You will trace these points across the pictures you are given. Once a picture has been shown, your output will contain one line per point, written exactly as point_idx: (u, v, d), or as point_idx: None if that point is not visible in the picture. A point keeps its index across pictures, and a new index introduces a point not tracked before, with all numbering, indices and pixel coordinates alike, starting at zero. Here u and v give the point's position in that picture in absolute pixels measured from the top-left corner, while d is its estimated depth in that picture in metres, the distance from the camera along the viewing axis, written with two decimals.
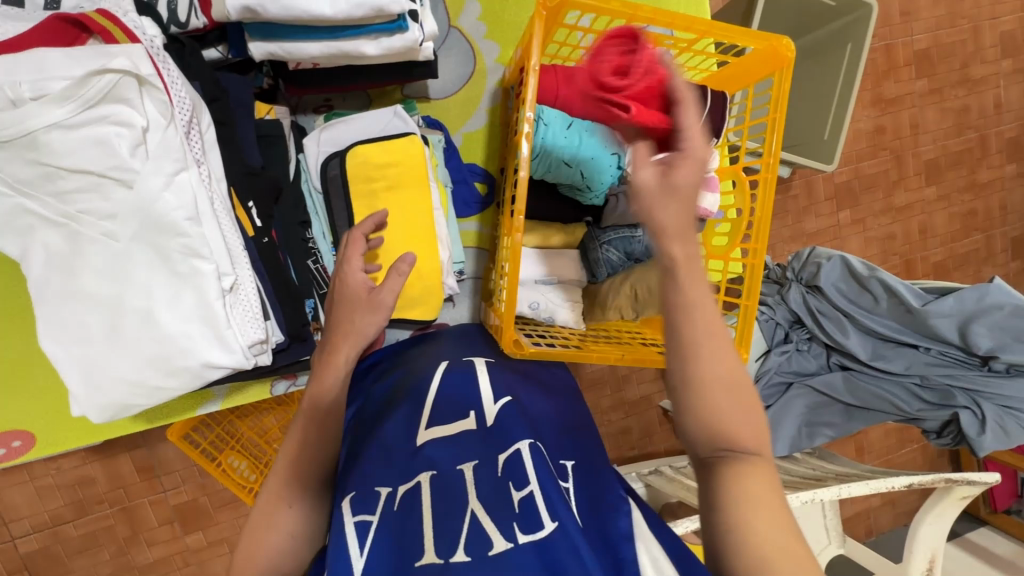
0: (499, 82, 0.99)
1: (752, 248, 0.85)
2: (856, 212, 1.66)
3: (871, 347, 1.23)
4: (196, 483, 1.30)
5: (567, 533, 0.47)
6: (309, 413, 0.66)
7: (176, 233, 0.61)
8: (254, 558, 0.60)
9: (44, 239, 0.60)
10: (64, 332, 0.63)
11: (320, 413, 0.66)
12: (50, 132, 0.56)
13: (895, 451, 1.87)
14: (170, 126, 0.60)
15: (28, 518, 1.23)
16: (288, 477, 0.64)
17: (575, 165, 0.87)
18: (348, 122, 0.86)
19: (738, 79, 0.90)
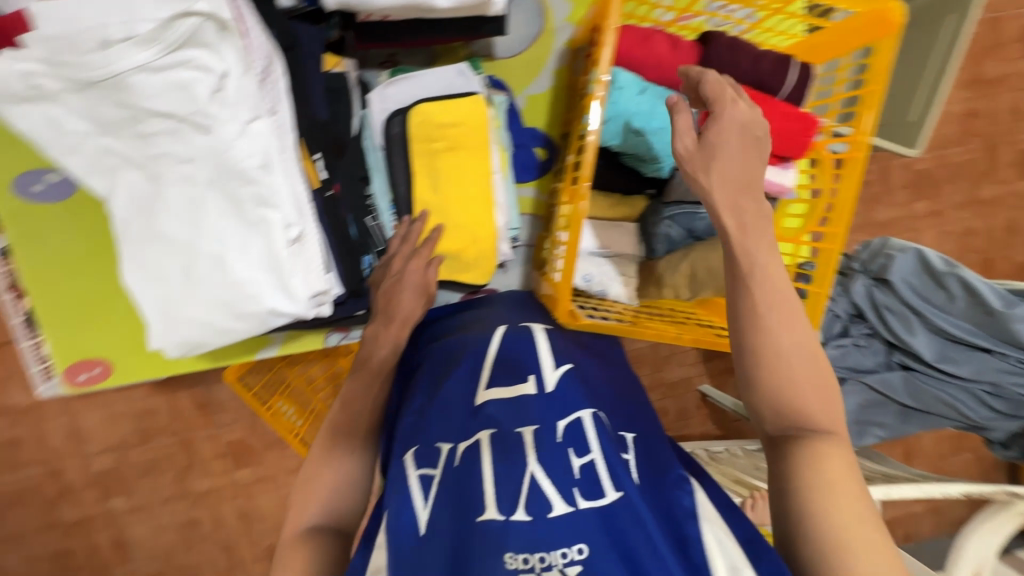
0: (568, 43, 0.96)
1: (830, 233, 0.80)
2: (936, 203, 1.53)
3: (939, 348, 1.13)
4: (247, 423, 1.38)
5: (632, 504, 0.50)
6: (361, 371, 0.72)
7: (248, 181, 0.62)
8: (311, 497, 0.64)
9: (127, 179, 0.63)
10: (145, 270, 0.66)
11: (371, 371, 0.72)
12: (136, 74, 0.58)
13: (947, 458, 1.78)
14: (247, 74, 0.61)
15: (101, 440, 1.34)
16: (343, 426, 0.69)
17: (644, 134, 0.83)
18: (412, 80, 0.85)
19: (831, 48, 0.82)
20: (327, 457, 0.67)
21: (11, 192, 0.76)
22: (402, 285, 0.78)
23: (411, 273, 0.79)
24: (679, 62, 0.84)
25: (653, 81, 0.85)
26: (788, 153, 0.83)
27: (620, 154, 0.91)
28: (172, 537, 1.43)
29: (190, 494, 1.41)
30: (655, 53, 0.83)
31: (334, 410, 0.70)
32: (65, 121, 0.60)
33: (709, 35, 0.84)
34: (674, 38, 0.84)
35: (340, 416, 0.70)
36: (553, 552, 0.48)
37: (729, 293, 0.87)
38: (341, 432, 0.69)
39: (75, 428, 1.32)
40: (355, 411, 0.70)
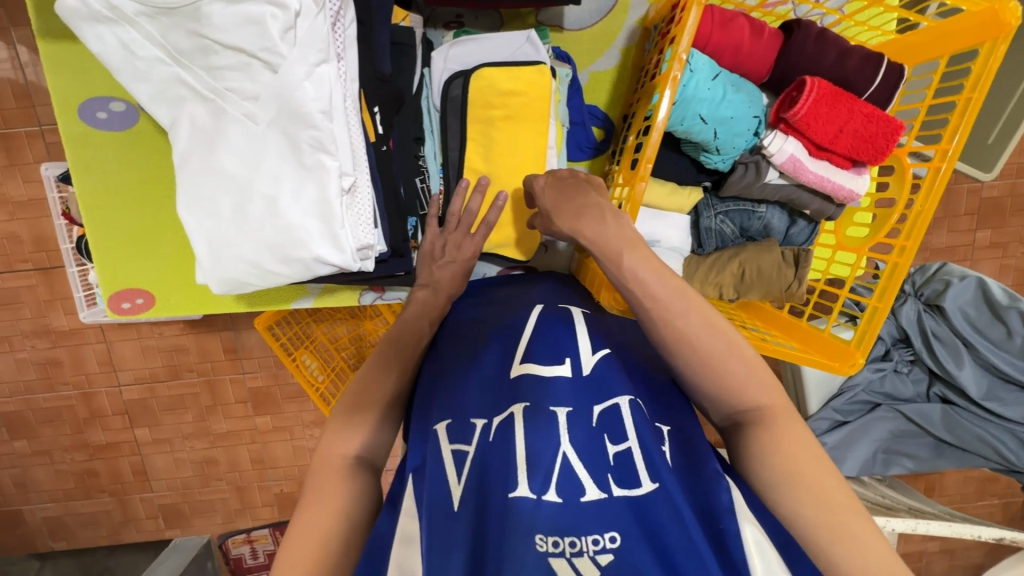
0: (641, 20, 0.92)
1: (900, 245, 0.76)
2: (1000, 234, 1.44)
3: (986, 385, 1.08)
4: (271, 372, 1.41)
5: (669, 495, 0.49)
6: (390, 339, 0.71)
7: (309, 124, 0.62)
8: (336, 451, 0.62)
9: (192, 111, 0.64)
10: (199, 205, 0.66)
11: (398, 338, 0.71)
12: (213, 3, 0.57)
13: (971, 501, 1.70)
14: (320, 15, 0.60)
15: (133, 370, 1.39)
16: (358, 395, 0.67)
17: (711, 122, 0.79)
18: (478, 42, 0.82)
19: (929, 49, 0.76)
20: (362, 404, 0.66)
21: (78, 117, 0.78)
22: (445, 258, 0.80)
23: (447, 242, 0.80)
24: (758, 49, 0.79)
25: (727, 67, 0.81)
26: (867, 158, 0.79)
27: (681, 141, 0.86)
28: (189, 472, 1.49)
29: (210, 433, 1.46)
30: (733, 39, 0.79)
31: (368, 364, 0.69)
32: (139, 46, 0.61)
33: (795, 23, 0.79)
34: (757, 24, 0.80)
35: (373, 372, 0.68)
36: (585, 538, 0.47)
37: (773, 297, 0.87)
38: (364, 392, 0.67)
39: (109, 355, 1.37)
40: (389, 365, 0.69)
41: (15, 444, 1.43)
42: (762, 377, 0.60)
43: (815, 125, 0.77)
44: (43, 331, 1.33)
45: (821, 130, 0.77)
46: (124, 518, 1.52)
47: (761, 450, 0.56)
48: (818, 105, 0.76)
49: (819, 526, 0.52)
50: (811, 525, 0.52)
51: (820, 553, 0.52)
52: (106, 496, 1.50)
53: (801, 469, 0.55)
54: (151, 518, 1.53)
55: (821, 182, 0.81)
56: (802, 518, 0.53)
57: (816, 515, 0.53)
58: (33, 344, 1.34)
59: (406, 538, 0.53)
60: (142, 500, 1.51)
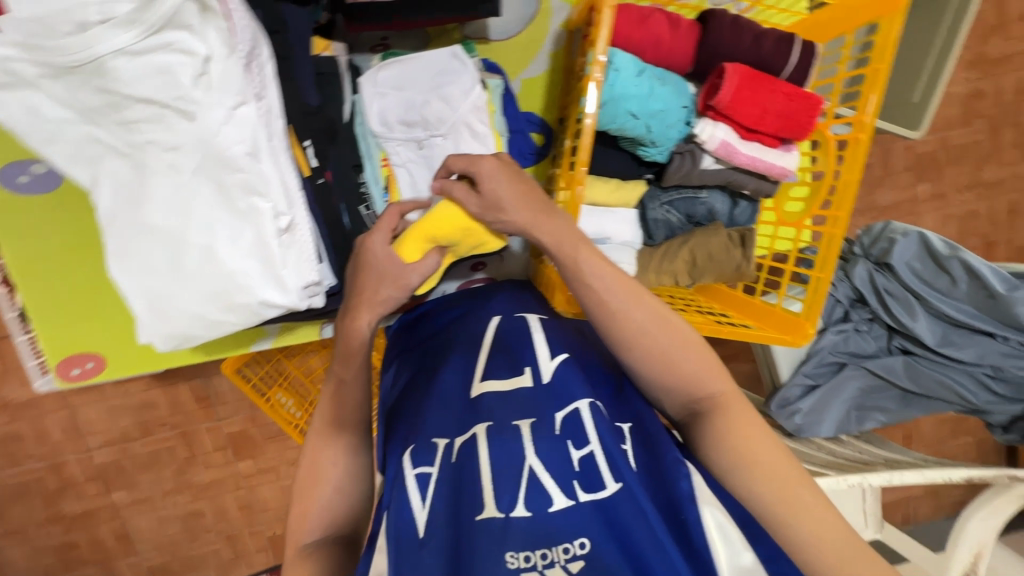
0: (565, 24, 0.93)
1: (832, 216, 0.78)
2: (938, 186, 1.51)
3: (940, 332, 1.13)
4: (247, 415, 1.38)
5: (632, 494, 0.50)
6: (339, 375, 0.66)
7: (235, 168, 0.61)
8: (308, 513, 0.62)
9: (112, 168, 0.62)
10: (132, 262, 0.63)
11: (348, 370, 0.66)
12: (118, 58, 0.55)
13: (947, 441, 1.78)
14: (232, 57, 0.58)
15: (102, 433, 1.34)
16: (322, 436, 0.65)
17: (642, 117, 0.81)
18: (405, 63, 0.84)
19: (836, 25, 0.80)
20: (318, 457, 0.64)
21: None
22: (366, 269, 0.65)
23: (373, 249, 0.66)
24: (678, 42, 0.81)
25: (652, 62, 0.83)
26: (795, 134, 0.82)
27: (617, 138, 0.87)
28: (175, 529, 1.44)
29: (192, 486, 1.41)
30: (653, 33, 0.80)
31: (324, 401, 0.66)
32: (45, 108, 0.58)
33: (709, 13, 0.81)
34: (673, 17, 0.82)
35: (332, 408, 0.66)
36: (556, 547, 0.48)
37: (726, 277, 0.89)
38: (328, 438, 0.65)
39: (74, 421, 1.32)
40: (335, 415, 0.65)
41: None
42: (712, 363, 0.61)
43: (740, 108, 0.79)
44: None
45: (747, 112, 0.80)
46: None
47: (723, 433, 0.58)
48: (743, 89, 0.78)
49: (777, 497, 0.54)
50: (768, 502, 0.54)
51: (782, 524, 0.53)
52: (91, 566, 1.43)
53: (751, 448, 0.56)
54: None
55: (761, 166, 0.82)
56: (757, 494, 0.55)
57: (771, 488, 0.54)
58: None
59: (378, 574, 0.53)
60: (129, 565, 1.45)
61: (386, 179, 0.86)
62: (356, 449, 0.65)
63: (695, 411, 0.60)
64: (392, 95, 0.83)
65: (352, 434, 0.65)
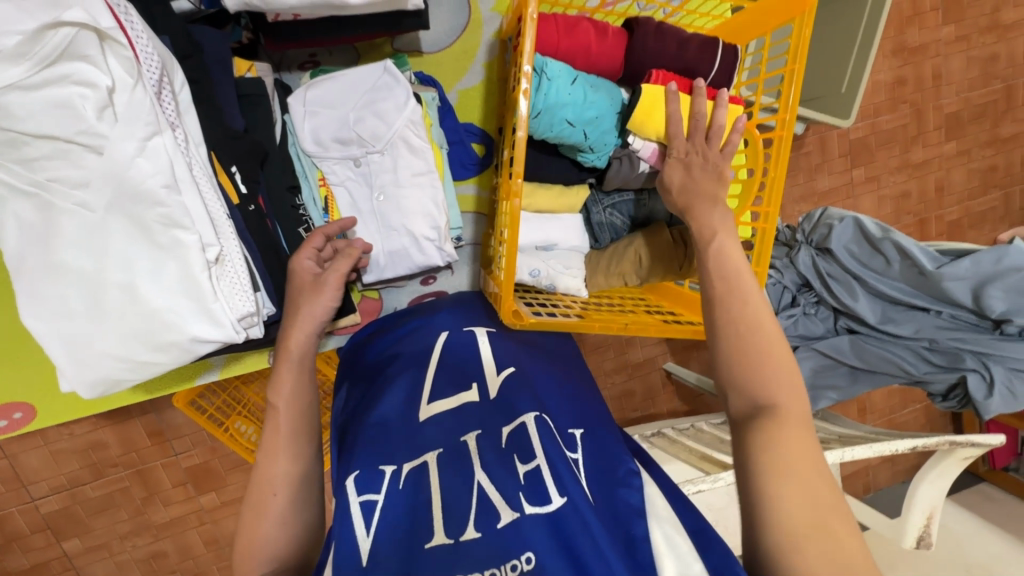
0: (497, 33, 0.93)
1: (764, 212, 0.81)
2: (871, 169, 1.59)
3: (880, 311, 1.19)
4: (207, 447, 1.32)
5: (576, 507, 0.48)
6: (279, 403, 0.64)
7: (154, 202, 0.58)
8: (252, 552, 0.58)
9: (15, 210, 0.57)
10: (45, 307, 0.60)
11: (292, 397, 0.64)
12: (8, 93, 0.51)
13: (898, 410, 1.87)
14: (138, 86, 0.55)
15: (47, 480, 1.25)
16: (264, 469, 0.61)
17: (578, 124, 0.81)
18: (335, 80, 0.81)
19: (755, 26, 0.83)
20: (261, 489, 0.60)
21: None
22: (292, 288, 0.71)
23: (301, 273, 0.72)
24: (606, 48, 0.82)
25: (583, 69, 0.84)
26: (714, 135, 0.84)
27: (558, 146, 0.88)
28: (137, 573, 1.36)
29: (151, 526, 1.34)
30: (581, 42, 0.81)
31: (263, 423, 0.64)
32: None
33: (635, 21, 0.83)
34: (601, 24, 0.83)
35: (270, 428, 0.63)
36: (502, 567, 0.45)
37: (672, 276, 0.91)
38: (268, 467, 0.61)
39: (15, 471, 1.23)
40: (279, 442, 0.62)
41: None
42: None
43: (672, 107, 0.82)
44: None
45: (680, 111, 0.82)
46: None
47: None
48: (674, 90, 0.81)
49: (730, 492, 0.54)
50: None
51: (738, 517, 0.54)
52: None
53: None
54: None
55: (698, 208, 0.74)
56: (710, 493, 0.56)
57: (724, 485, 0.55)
58: None
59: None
60: None
61: (326, 199, 0.84)
62: (301, 477, 0.62)
63: None
64: (325, 114, 0.81)
65: (298, 460, 0.62)
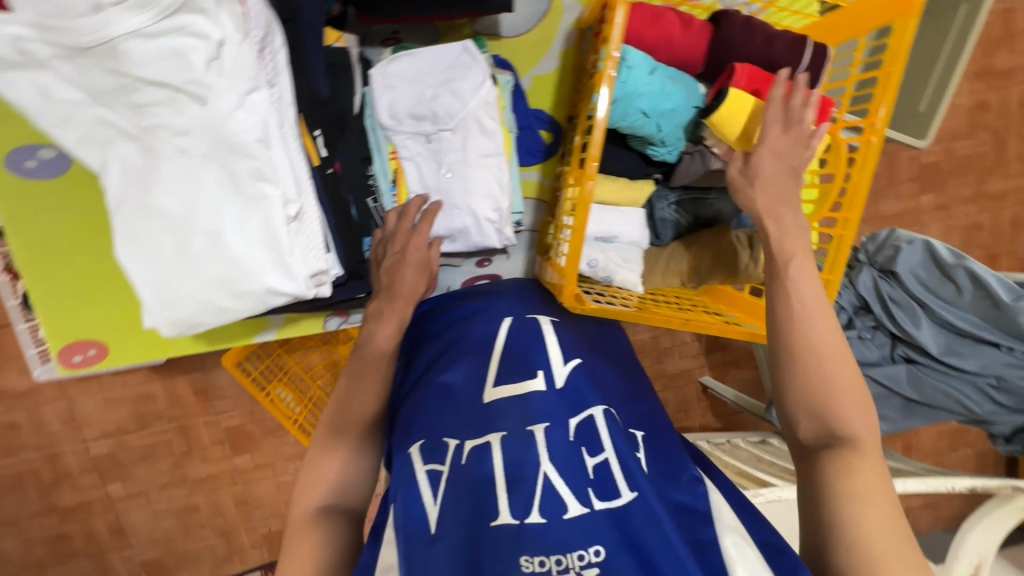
0: (576, 23, 0.93)
1: (842, 218, 0.78)
2: (942, 197, 1.51)
3: (944, 342, 1.12)
4: (246, 410, 1.37)
5: (646, 502, 0.49)
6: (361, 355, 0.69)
7: (246, 154, 0.60)
8: (317, 481, 0.62)
9: (121, 153, 0.61)
10: (139, 247, 0.63)
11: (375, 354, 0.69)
12: (131, 40, 0.55)
13: (946, 453, 1.77)
14: (245, 42, 0.59)
15: (99, 425, 1.33)
16: (345, 410, 0.65)
17: (653, 115, 0.81)
18: (417, 56, 0.83)
19: (848, 28, 0.80)
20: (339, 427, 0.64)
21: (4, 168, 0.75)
22: (405, 262, 0.76)
23: (416, 248, 0.77)
24: (689, 41, 0.81)
25: (663, 60, 0.83)
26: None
27: (627, 137, 0.88)
28: (170, 523, 1.43)
29: (188, 480, 1.40)
30: (664, 33, 0.80)
31: (334, 391, 0.67)
32: (57, 90, 0.58)
33: (721, 14, 0.81)
34: (685, 17, 0.82)
35: (343, 398, 0.66)
36: (570, 554, 0.47)
37: (733, 279, 0.88)
38: (351, 408, 0.66)
39: (72, 412, 1.31)
40: (360, 391, 0.66)
41: None
42: None
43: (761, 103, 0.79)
44: None
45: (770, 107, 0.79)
46: None
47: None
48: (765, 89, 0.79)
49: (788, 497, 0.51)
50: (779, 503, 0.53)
51: None
52: (83, 559, 1.42)
53: None
54: None
55: (775, 206, 0.69)
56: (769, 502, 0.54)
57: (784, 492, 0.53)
58: None
59: (385, 568, 0.52)
60: (123, 559, 1.44)
61: (395, 173, 0.85)
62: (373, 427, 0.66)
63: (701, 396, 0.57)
64: (401, 88, 0.82)
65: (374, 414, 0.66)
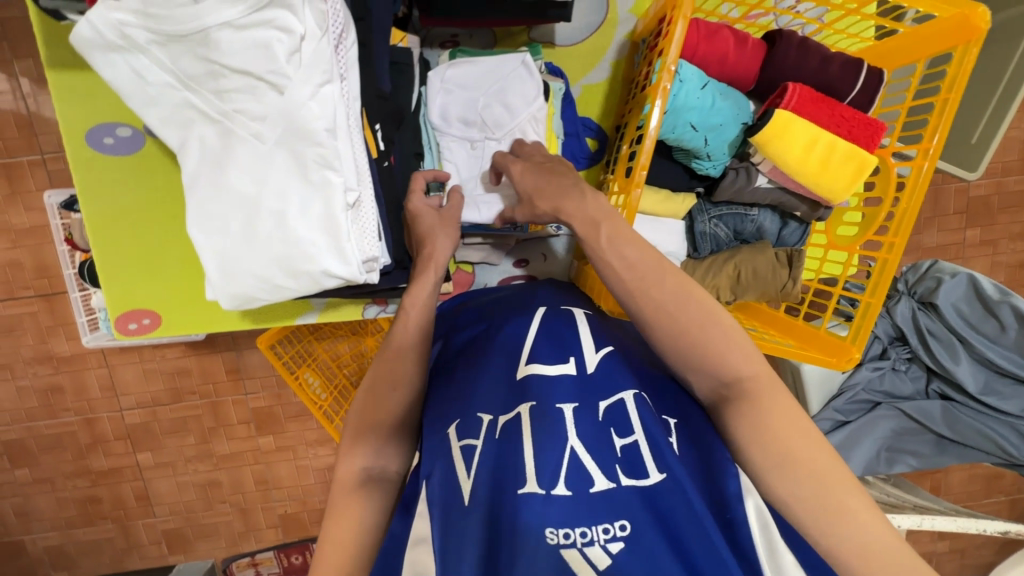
0: (629, 35, 0.95)
1: (889, 242, 0.78)
2: (988, 232, 1.47)
3: (983, 380, 1.09)
4: (273, 392, 1.42)
5: (678, 486, 0.51)
6: (395, 341, 0.69)
7: (314, 142, 0.64)
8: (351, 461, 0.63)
9: (201, 134, 0.66)
10: (209, 223, 0.68)
11: (408, 336, 0.69)
12: (222, 31, 0.59)
13: (977, 498, 1.70)
14: (324, 38, 0.62)
15: (135, 394, 1.39)
16: (371, 398, 0.66)
17: (701, 129, 0.82)
18: (474, 63, 0.86)
19: (906, 53, 0.80)
20: (369, 416, 0.65)
21: (86, 143, 0.83)
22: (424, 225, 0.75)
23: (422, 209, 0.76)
24: (743, 59, 0.82)
25: (715, 77, 0.85)
26: (823, 188, 0.82)
27: (673, 149, 0.89)
28: (193, 496, 1.48)
29: (213, 455, 1.45)
30: (719, 49, 0.82)
31: (364, 382, 0.67)
32: (149, 72, 0.63)
33: (777, 34, 0.82)
34: (741, 34, 0.83)
35: (375, 385, 0.67)
36: (595, 527, 0.50)
37: (768, 296, 0.90)
38: (378, 391, 0.66)
39: (111, 380, 1.37)
40: (389, 372, 0.67)
41: (17, 473, 1.43)
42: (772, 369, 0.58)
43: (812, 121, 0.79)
44: (45, 357, 1.34)
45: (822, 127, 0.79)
46: (126, 545, 1.51)
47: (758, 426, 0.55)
48: (817, 108, 0.78)
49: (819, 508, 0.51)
50: None
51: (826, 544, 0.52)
52: (109, 523, 1.49)
53: None
54: (154, 544, 1.52)
55: None
56: None
57: None
58: (35, 371, 1.34)
59: (419, 539, 0.55)
60: (145, 526, 1.50)
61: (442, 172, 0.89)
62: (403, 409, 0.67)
63: (730, 396, 0.57)
64: (458, 93, 0.86)
65: (404, 393, 0.66)
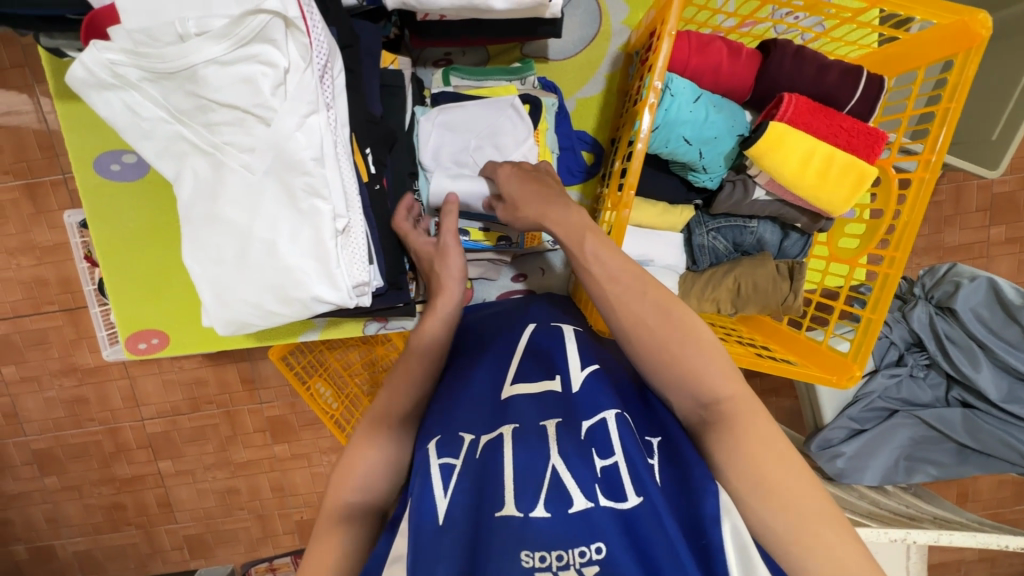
0: (623, 47, 0.95)
1: (890, 256, 0.76)
2: (1014, 230, 1.41)
3: (1006, 387, 1.05)
4: (287, 401, 1.44)
5: (654, 507, 0.49)
6: (411, 356, 0.71)
7: (302, 171, 0.65)
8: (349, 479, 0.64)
9: (193, 165, 0.67)
10: (204, 252, 0.69)
11: (419, 354, 0.71)
12: (209, 67, 0.61)
13: (1008, 505, 1.64)
14: (308, 69, 0.63)
15: (155, 404, 1.43)
16: (381, 414, 0.68)
17: (695, 143, 0.81)
18: (465, 106, 0.87)
19: (907, 60, 0.78)
20: (373, 434, 0.66)
21: (95, 170, 0.86)
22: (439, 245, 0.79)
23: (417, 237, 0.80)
24: (737, 69, 0.81)
25: (710, 89, 0.83)
26: (823, 201, 0.80)
27: (668, 162, 0.88)
28: (212, 502, 1.52)
29: (231, 463, 1.49)
30: (711, 61, 0.80)
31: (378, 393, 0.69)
32: (142, 108, 0.64)
33: (771, 42, 0.80)
34: (735, 45, 0.81)
35: (388, 395, 0.69)
36: (571, 551, 0.48)
37: (772, 309, 0.87)
38: (388, 407, 0.68)
39: (133, 391, 1.42)
40: (403, 387, 0.69)
41: (46, 480, 1.48)
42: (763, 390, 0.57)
43: (809, 131, 0.76)
44: (69, 369, 1.38)
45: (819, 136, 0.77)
46: (150, 550, 1.55)
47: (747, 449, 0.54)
48: (813, 117, 0.76)
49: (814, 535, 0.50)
50: None
51: None
52: (133, 528, 1.53)
53: None
54: (177, 549, 1.56)
55: None
56: None
57: None
58: (60, 383, 1.39)
59: (396, 557, 0.53)
60: (168, 531, 1.54)
61: None
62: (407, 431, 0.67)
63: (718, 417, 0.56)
64: (449, 136, 0.87)
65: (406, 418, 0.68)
